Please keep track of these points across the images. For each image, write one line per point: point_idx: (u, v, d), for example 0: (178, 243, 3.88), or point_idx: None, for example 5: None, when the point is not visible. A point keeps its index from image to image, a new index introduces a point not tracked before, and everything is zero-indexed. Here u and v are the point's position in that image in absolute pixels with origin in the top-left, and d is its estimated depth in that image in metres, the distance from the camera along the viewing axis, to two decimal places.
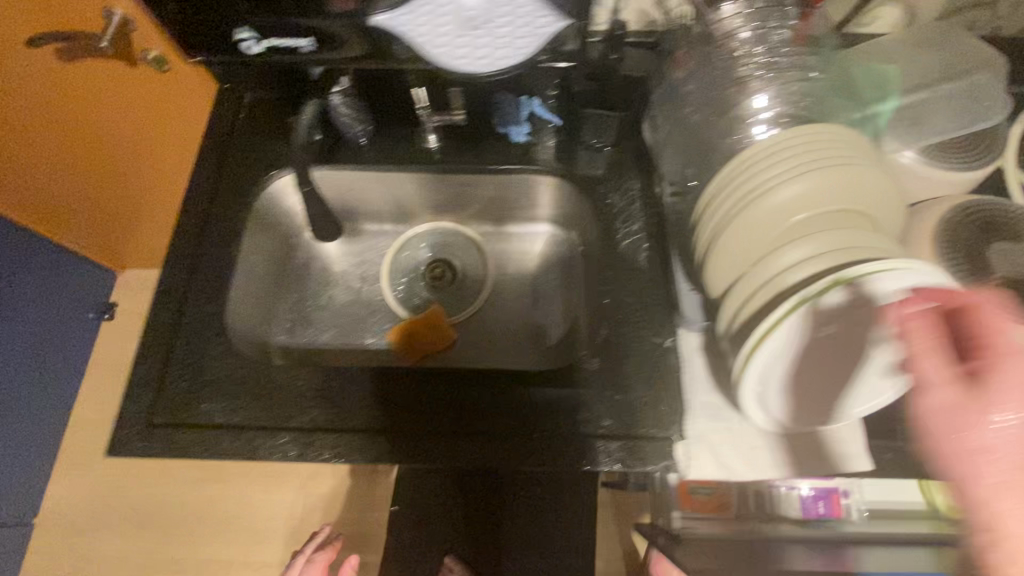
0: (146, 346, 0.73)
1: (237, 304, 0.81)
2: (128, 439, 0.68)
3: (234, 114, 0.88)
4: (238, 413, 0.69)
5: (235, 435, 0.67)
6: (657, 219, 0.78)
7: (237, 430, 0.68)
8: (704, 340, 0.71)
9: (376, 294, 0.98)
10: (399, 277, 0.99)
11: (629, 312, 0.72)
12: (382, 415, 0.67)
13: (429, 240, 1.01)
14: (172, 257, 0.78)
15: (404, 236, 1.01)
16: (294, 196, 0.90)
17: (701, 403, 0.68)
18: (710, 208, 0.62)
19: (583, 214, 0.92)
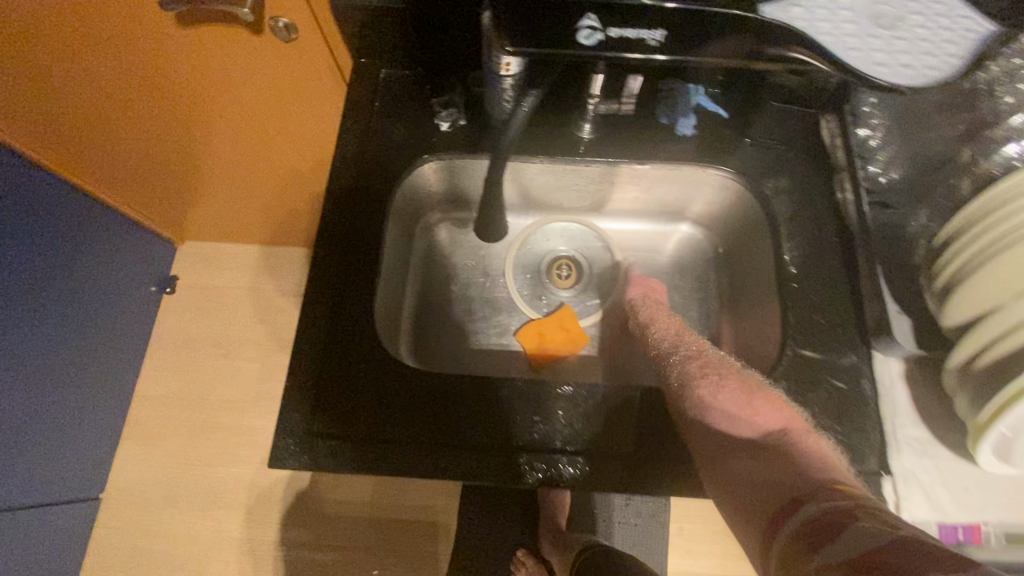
0: (304, 348, 0.70)
1: (382, 304, 0.78)
2: (298, 445, 0.66)
3: (372, 94, 0.82)
4: (412, 425, 0.67)
5: (413, 449, 0.66)
6: (840, 230, 0.73)
7: (415, 444, 0.66)
8: (904, 367, 0.66)
9: (500, 292, 0.94)
10: (522, 275, 0.95)
11: (820, 336, 0.68)
12: (564, 436, 0.67)
13: (554, 237, 0.96)
14: (324, 255, 0.74)
15: (528, 231, 0.96)
16: (430, 186, 0.86)
17: (906, 436, 0.64)
18: (955, 254, 0.60)
19: (735, 217, 0.85)
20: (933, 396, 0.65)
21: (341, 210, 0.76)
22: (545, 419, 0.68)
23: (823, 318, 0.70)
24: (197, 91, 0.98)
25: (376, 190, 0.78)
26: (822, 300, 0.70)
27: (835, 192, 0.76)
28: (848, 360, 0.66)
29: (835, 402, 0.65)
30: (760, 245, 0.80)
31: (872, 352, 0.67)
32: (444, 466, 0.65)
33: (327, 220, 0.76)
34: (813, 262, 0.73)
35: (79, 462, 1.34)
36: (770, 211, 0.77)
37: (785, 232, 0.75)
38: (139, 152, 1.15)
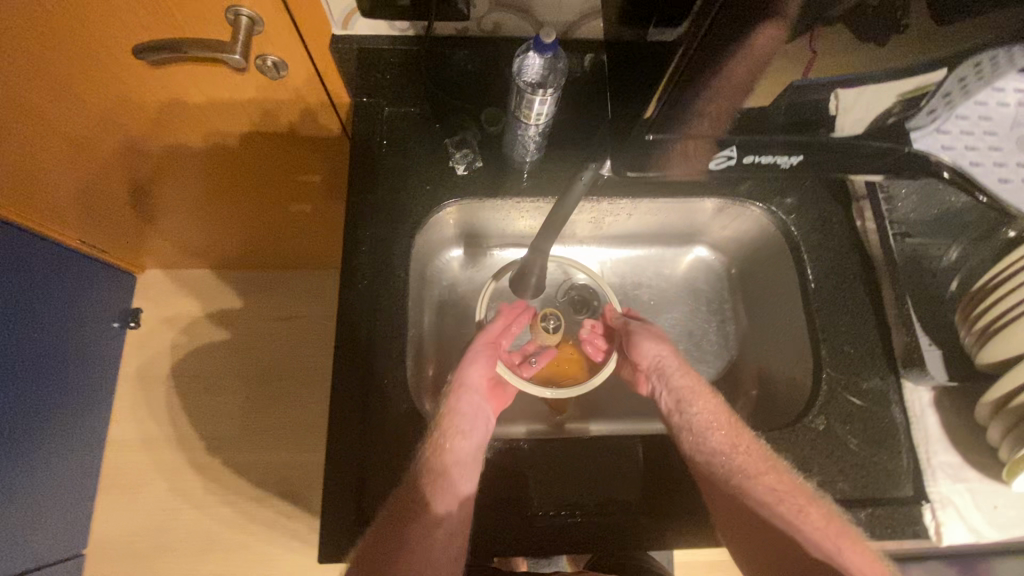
0: (336, 423, 0.66)
1: (411, 362, 0.75)
2: (344, 527, 0.63)
3: (379, 138, 0.79)
4: (468, 496, 0.65)
5: (472, 520, 0.65)
6: (860, 259, 0.75)
7: (475, 515, 0.65)
8: (931, 393, 0.69)
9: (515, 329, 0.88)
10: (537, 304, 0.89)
11: (850, 365, 0.71)
12: (624, 491, 0.67)
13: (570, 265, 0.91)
14: (349, 316, 0.70)
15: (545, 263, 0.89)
16: (446, 226, 0.81)
17: (939, 460, 0.67)
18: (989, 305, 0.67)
19: (751, 245, 0.86)
20: (961, 422, 0.69)
21: (361, 265, 0.72)
22: (603, 476, 0.67)
23: (853, 348, 0.72)
24: (180, 132, 0.79)
25: (397, 242, 0.74)
26: (848, 328, 0.73)
27: (855, 219, 0.77)
28: (874, 386, 0.70)
29: (869, 431, 0.68)
30: (783, 272, 0.80)
31: (901, 380, 0.70)
32: (504, 536, 0.65)
33: (348, 277, 0.71)
34: (839, 290, 0.75)
35: (55, 527, 1.08)
36: (794, 240, 0.77)
37: (806, 260, 0.76)
38: (100, 206, 0.93)
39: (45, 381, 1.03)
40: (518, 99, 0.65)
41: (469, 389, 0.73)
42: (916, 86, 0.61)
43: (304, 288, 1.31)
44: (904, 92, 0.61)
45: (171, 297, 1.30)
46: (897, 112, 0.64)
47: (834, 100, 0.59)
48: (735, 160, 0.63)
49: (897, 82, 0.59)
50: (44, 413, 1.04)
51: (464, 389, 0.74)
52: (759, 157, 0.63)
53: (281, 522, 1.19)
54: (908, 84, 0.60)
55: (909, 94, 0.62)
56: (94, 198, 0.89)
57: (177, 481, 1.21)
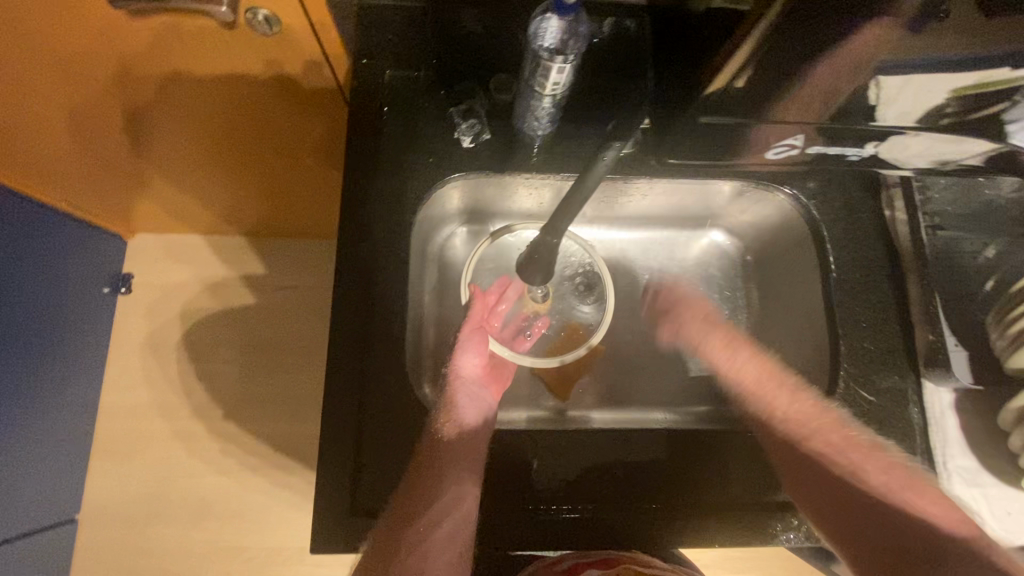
0: (332, 408, 0.63)
1: (410, 345, 0.71)
2: (340, 514, 0.60)
3: (380, 105, 0.73)
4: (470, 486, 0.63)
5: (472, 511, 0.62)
6: (886, 251, 0.72)
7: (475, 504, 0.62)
8: (951, 397, 0.67)
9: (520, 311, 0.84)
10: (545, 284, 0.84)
11: (869, 362, 0.68)
12: (632, 482, 0.64)
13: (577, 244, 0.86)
14: (347, 296, 0.66)
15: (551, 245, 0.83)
16: (449, 199, 0.76)
17: (955, 465, 0.65)
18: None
19: (770, 233, 0.81)
20: (977, 424, 0.67)
21: (359, 243, 0.68)
22: (611, 466, 0.65)
23: (874, 344, 0.69)
24: (167, 85, 0.73)
25: (398, 217, 0.69)
26: (871, 324, 0.69)
27: (883, 210, 0.74)
28: (892, 384, 0.67)
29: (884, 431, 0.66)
30: (804, 262, 0.76)
31: (922, 381, 0.67)
32: (506, 527, 0.62)
33: (346, 254, 0.67)
34: (864, 283, 0.71)
35: (47, 493, 1.05)
36: (819, 231, 0.73)
37: (829, 251, 0.72)
38: (86, 158, 0.89)
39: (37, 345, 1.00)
40: (533, 67, 0.60)
41: (467, 378, 0.72)
42: (982, 80, 0.54)
43: (299, 258, 1.26)
44: (961, 86, 0.55)
45: (162, 262, 1.25)
46: (955, 109, 0.58)
47: (874, 87, 0.56)
48: (796, 150, 0.66)
49: (946, 74, 0.53)
50: (37, 378, 1.01)
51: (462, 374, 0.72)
52: (829, 149, 0.66)
53: (275, 493, 1.15)
54: (961, 78, 0.54)
55: (968, 89, 0.55)
56: (81, 149, 0.86)
57: (168, 450, 1.16)
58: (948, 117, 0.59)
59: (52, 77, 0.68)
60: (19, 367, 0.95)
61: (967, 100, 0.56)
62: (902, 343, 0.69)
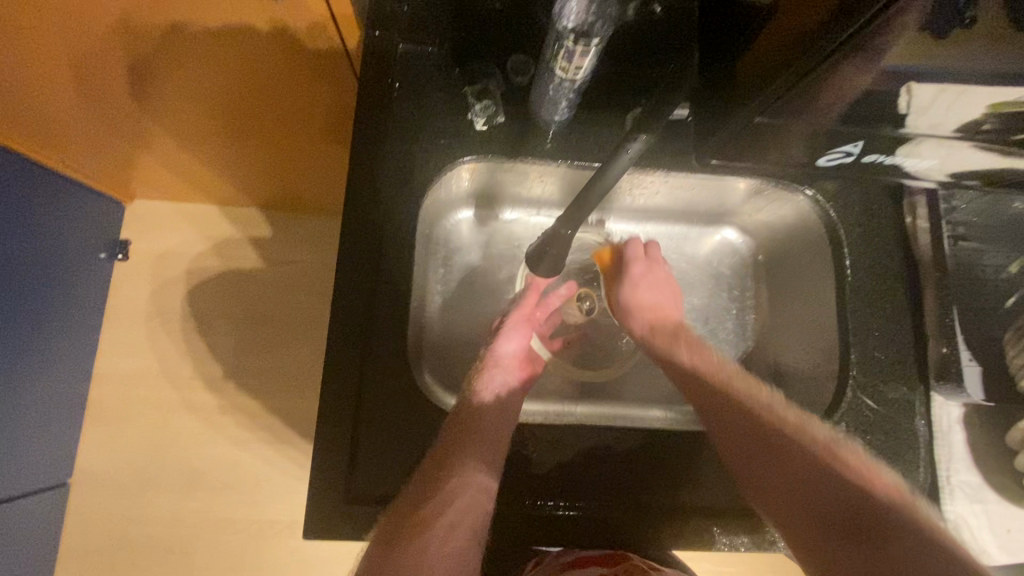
0: (330, 392, 0.61)
1: (411, 330, 0.70)
2: (335, 496, 0.59)
3: (391, 81, 0.70)
4: None
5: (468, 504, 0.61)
6: (904, 259, 0.70)
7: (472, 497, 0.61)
8: (960, 412, 0.66)
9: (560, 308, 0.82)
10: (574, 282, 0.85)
11: (878, 370, 0.67)
12: (632, 481, 0.63)
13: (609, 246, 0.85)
14: (350, 277, 0.64)
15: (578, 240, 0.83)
16: (461, 183, 0.73)
17: (960, 480, 0.65)
18: None
19: (784, 233, 0.79)
20: (983, 440, 0.66)
21: (364, 223, 0.65)
22: (608, 464, 0.64)
23: (885, 354, 0.67)
24: (169, 48, 0.70)
25: (406, 199, 0.67)
26: (882, 332, 0.68)
27: (905, 216, 0.72)
28: (899, 395, 0.66)
29: (888, 442, 0.65)
30: (818, 264, 0.74)
31: (931, 394, 0.66)
32: (501, 520, 0.62)
33: (350, 234, 0.65)
34: (878, 288, 0.69)
35: (39, 456, 1.04)
36: (837, 235, 0.71)
37: (846, 257, 0.70)
38: (83, 118, 0.86)
39: (32, 310, 0.98)
40: (555, 47, 0.57)
41: (503, 367, 0.72)
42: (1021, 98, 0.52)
43: (300, 233, 1.23)
44: (998, 102, 0.53)
45: (161, 230, 1.22)
46: (993, 125, 0.55)
47: (906, 94, 0.53)
48: (852, 157, 0.62)
49: (983, 87, 0.52)
50: (32, 342, 0.99)
51: (501, 363, 0.72)
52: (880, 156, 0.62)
53: (269, 467, 1.14)
54: (1004, 92, 0.51)
55: (1007, 105, 0.53)
56: (78, 108, 0.82)
57: (162, 420, 1.15)
58: (985, 133, 0.56)
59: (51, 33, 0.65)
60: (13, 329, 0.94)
61: (1003, 117, 0.54)
62: (915, 354, 0.67)
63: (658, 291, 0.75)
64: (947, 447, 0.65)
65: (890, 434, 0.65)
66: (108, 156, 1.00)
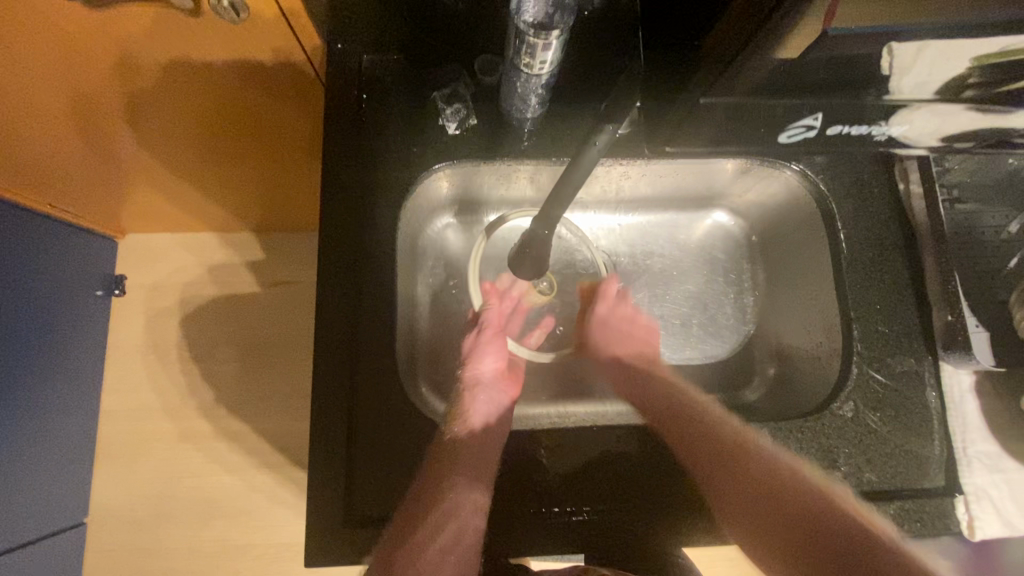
0: (323, 415, 0.60)
1: (402, 344, 0.68)
2: (337, 520, 0.58)
3: (360, 92, 0.69)
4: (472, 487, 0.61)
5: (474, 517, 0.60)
6: (899, 227, 0.68)
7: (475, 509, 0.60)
8: (971, 382, 0.64)
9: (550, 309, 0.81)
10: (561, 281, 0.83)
11: (884, 346, 0.65)
12: (636, 478, 0.62)
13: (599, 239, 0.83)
14: (333, 297, 0.63)
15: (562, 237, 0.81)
16: (439, 190, 0.72)
17: (979, 451, 0.62)
18: None
19: (776, 211, 0.77)
20: (998, 407, 0.64)
21: (344, 240, 0.64)
22: (609, 463, 0.62)
23: (889, 328, 0.65)
24: (133, 80, 0.69)
25: (384, 212, 0.66)
26: (885, 305, 0.66)
27: (897, 182, 0.70)
28: (907, 367, 0.64)
29: (900, 417, 0.63)
30: (812, 240, 0.72)
31: (939, 363, 0.64)
32: (505, 532, 0.60)
33: (329, 253, 0.64)
34: (876, 260, 0.67)
35: (51, 499, 1.03)
36: (829, 209, 0.69)
37: (841, 230, 0.68)
38: (60, 157, 0.85)
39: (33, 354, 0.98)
40: (518, 45, 0.56)
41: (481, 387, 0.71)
42: (1006, 48, 0.49)
43: (292, 253, 1.23)
44: (981, 54, 0.49)
45: (152, 262, 1.21)
46: (977, 79, 0.52)
47: (886, 54, 0.50)
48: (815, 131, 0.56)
49: (967, 40, 0.48)
50: (35, 386, 0.99)
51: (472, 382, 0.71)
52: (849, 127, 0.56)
53: (280, 491, 1.13)
54: (986, 45, 0.48)
55: (991, 57, 0.50)
56: (55, 146, 0.82)
57: (170, 452, 1.14)
58: (969, 90, 0.53)
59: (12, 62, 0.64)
60: (12, 374, 0.93)
61: (990, 70, 0.51)
62: (920, 325, 0.65)
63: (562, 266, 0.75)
64: (962, 419, 0.63)
65: (900, 408, 0.63)
66: (91, 194, 1.00)
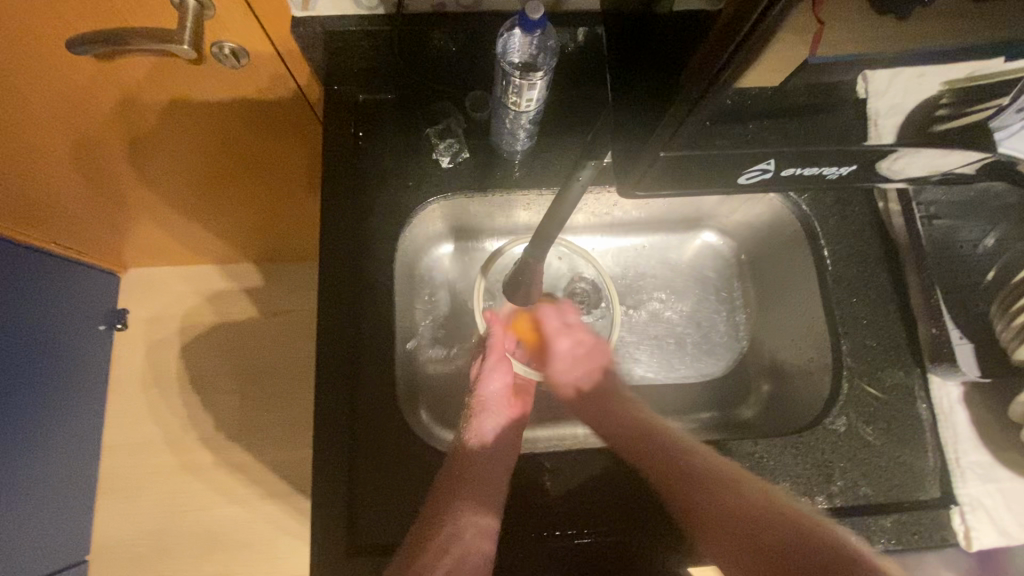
0: (324, 446, 0.61)
1: (402, 373, 0.70)
2: (341, 550, 0.59)
3: (356, 131, 0.72)
4: None
5: None
6: (880, 243, 0.71)
7: None
8: (960, 394, 0.65)
9: None
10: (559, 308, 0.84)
11: (873, 359, 0.66)
12: (636, 500, 0.63)
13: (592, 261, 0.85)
14: (333, 328, 0.64)
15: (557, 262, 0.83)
16: (434, 222, 0.74)
17: (971, 461, 0.63)
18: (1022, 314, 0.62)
19: (762, 230, 0.80)
20: (987, 416, 0.65)
21: (343, 271, 0.66)
22: (610, 485, 0.63)
23: (876, 342, 0.67)
24: (138, 122, 0.72)
25: (381, 244, 0.68)
26: (871, 321, 0.68)
27: (877, 201, 0.72)
28: (897, 381, 0.66)
29: (892, 430, 0.64)
30: (798, 258, 0.75)
31: (928, 375, 0.66)
32: (508, 560, 0.60)
33: (328, 285, 0.66)
34: (859, 275, 0.70)
35: (53, 536, 1.03)
36: (812, 228, 0.72)
37: (824, 248, 0.71)
38: (66, 196, 0.88)
39: (36, 390, 0.99)
40: (505, 85, 0.59)
41: (491, 410, 0.70)
42: (974, 74, 0.51)
43: (292, 284, 1.25)
44: (953, 79, 0.51)
45: (155, 295, 1.23)
46: (949, 100, 0.54)
47: (862, 81, 0.52)
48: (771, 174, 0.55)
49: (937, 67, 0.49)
50: (38, 422, 1.00)
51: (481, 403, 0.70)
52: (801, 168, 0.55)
53: (282, 522, 1.13)
54: (956, 70, 0.50)
55: (959, 82, 0.52)
56: (60, 187, 0.85)
57: (172, 486, 1.14)
58: (942, 110, 0.55)
59: (22, 113, 0.67)
60: (15, 412, 0.94)
61: (957, 92, 0.53)
62: (906, 338, 0.67)
63: (595, 311, 0.77)
64: (952, 430, 0.64)
65: (891, 422, 0.64)
66: (95, 232, 1.02)
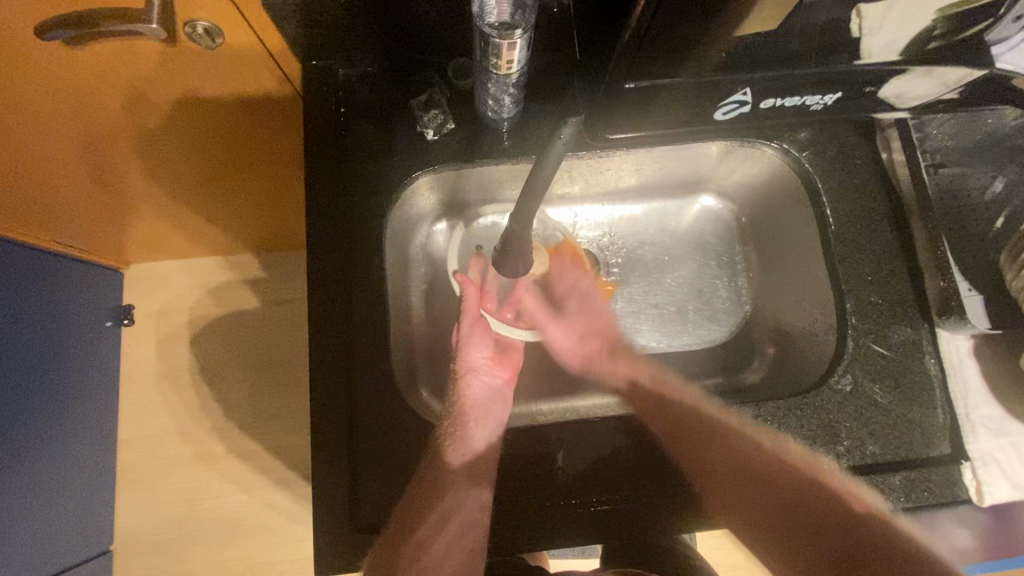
0: (324, 427, 0.61)
1: (399, 352, 0.69)
2: (344, 529, 0.59)
3: (338, 108, 0.70)
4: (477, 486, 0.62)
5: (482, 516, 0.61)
6: (884, 195, 0.68)
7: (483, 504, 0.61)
8: (969, 348, 0.63)
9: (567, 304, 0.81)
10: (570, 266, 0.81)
11: (878, 316, 0.64)
12: (641, 465, 0.62)
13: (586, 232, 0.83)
14: (326, 309, 0.63)
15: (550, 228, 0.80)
16: (420, 198, 0.72)
17: (982, 415, 0.62)
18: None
19: (763, 189, 0.77)
20: (998, 368, 0.64)
21: (333, 250, 0.65)
22: (612, 456, 0.62)
23: (881, 299, 0.65)
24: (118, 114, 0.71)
25: (370, 222, 0.67)
26: (877, 280, 0.65)
27: (880, 151, 0.70)
28: (905, 337, 0.64)
29: (900, 387, 0.63)
30: (799, 217, 0.72)
31: (936, 329, 0.64)
32: (514, 532, 0.61)
33: (320, 266, 0.65)
34: (863, 229, 0.67)
35: (77, 528, 1.05)
36: (813, 184, 0.69)
37: (827, 205, 0.68)
38: (56, 194, 0.87)
39: (44, 390, 0.99)
40: (484, 48, 0.57)
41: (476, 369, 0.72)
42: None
43: (291, 271, 1.24)
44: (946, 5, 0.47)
45: (157, 289, 1.23)
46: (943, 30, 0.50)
47: (855, 18, 0.49)
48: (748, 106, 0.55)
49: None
50: (50, 419, 1.00)
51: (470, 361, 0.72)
52: (783, 99, 0.55)
53: (297, 506, 1.15)
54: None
55: (953, 6, 0.47)
56: (50, 184, 0.84)
57: (188, 475, 1.16)
58: (935, 42, 0.50)
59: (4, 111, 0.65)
60: (25, 410, 0.95)
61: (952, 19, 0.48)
62: (912, 292, 0.65)
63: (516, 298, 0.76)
64: (962, 385, 0.62)
65: (899, 379, 0.63)
66: (90, 229, 1.01)
